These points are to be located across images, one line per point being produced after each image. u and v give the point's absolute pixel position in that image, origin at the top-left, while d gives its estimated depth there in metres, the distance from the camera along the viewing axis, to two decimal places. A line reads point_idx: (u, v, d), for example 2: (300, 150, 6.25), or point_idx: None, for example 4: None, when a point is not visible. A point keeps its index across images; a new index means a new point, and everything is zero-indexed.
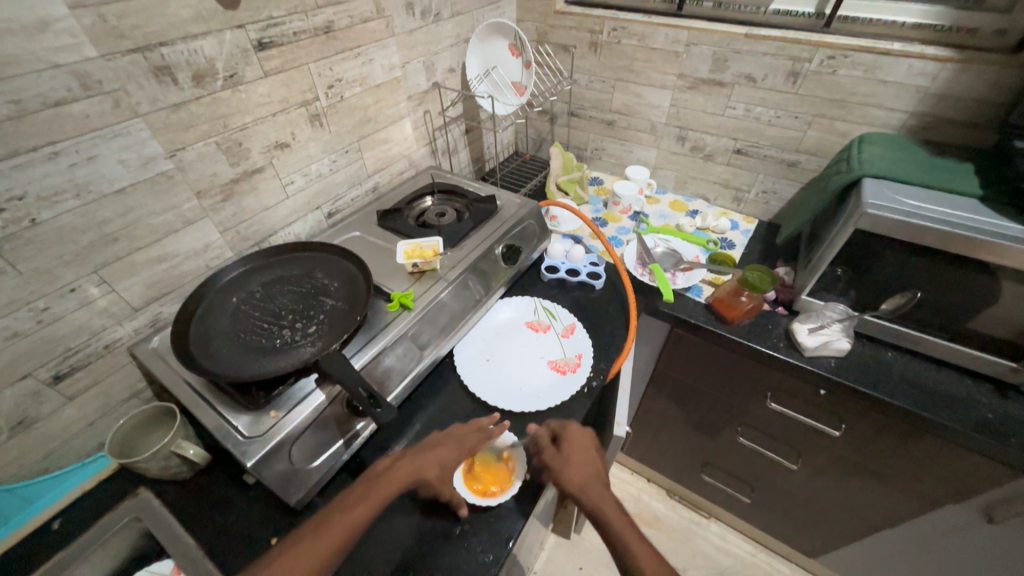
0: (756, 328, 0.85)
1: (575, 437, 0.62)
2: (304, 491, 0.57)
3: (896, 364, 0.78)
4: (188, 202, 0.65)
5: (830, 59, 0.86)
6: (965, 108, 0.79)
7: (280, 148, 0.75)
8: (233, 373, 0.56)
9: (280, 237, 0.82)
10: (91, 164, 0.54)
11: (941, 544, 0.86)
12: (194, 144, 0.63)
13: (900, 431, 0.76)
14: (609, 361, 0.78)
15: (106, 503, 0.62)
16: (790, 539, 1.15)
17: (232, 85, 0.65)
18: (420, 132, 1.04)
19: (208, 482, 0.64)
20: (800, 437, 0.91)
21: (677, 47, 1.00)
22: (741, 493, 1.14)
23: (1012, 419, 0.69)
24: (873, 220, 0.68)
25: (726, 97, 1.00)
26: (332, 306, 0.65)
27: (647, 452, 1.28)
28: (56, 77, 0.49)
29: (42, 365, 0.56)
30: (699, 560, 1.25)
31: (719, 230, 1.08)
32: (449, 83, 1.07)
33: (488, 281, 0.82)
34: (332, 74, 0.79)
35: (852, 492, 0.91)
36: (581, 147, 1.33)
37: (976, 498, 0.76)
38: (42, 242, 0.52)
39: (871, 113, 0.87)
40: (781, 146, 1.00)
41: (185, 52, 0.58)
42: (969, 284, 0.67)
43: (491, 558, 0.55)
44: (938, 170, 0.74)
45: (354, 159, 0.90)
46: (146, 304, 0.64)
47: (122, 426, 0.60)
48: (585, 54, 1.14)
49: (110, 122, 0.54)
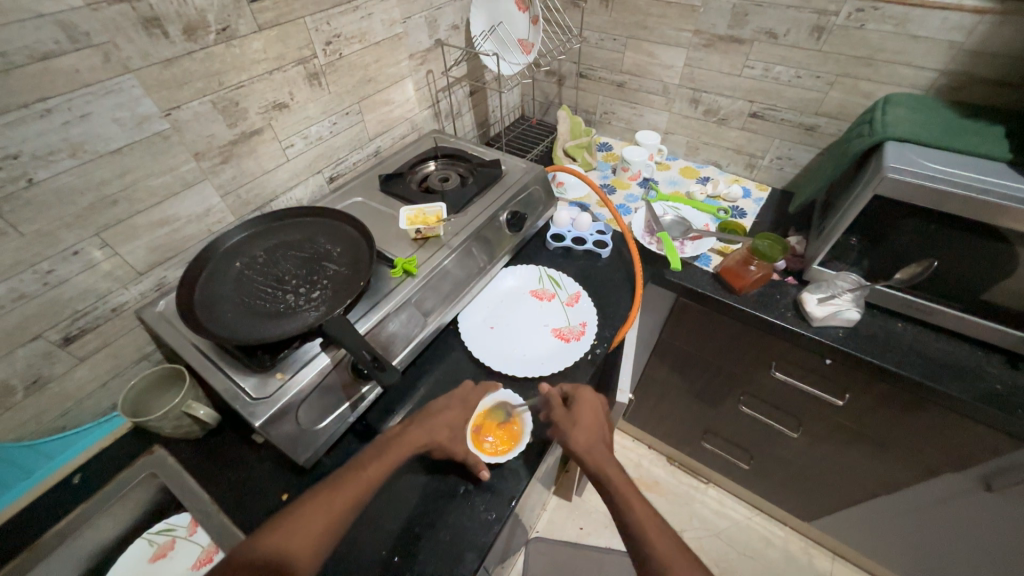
0: (764, 298, 0.84)
1: (587, 400, 0.62)
2: (311, 451, 0.58)
3: (906, 335, 0.77)
4: (186, 164, 0.64)
5: (858, 12, 0.80)
6: (1000, 65, 0.75)
7: (278, 109, 0.73)
8: (238, 336, 0.56)
9: (281, 202, 0.81)
10: (85, 122, 0.52)
11: (936, 510, 0.88)
12: (189, 103, 0.61)
13: (905, 401, 0.76)
14: (613, 329, 0.78)
15: (123, 460, 0.64)
16: (786, 504, 1.17)
17: (226, 39, 0.62)
18: (422, 93, 1.00)
19: (219, 441, 0.66)
20: (803, 406, 0.91)
21: (694, 0, 0.94)
22: (741, 460, 1.16)
23: (1020, 390, 0.69)
24: (893, 184, 0.65)
25: (744, 55, 0.95)
26: (336, 271, 0.65)
27: (649, 419, 1.29)
28: (42, 29, 0.47)
29: (52, 326, 0.56)
30: (696, 522, 1.29)
31: (730, 197, 1.05)
32: (452, 41, 1.02)
33: (493, 248, 0.81)
34: (330, 30, 0.75)
35: (851, 460, 0.92)
36: (590, 110, 1.28)
37: (975, 467, 0.76)
38: (41, 203, 0.51)
39: (898, 71, 0.82)
40: (800, 108, 0.95)
41: (175, 3, 0.56)
42: (988, 253, 0.65)
43: (494, 516, 0.57)
44: (966, 133, 0.70)
45: (355, 121, 0.87)
46: (150, 268, 0.65)
47: (133, 387, 0.61)
48: (596, 9, 1.08)
49: (102, 77, 0.52)
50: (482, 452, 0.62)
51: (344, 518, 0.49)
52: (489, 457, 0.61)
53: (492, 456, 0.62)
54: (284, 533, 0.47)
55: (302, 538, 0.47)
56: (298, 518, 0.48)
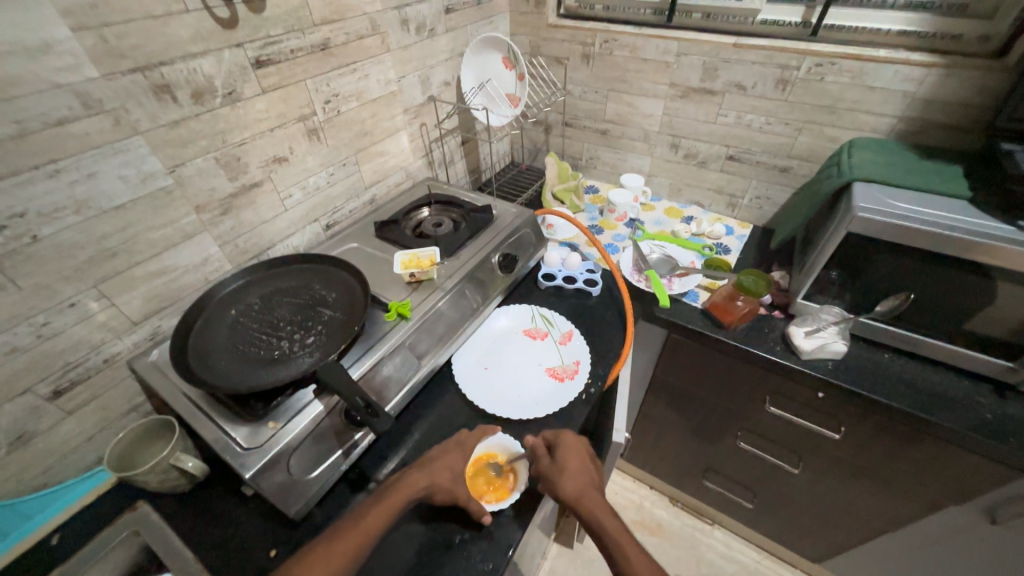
0: (753, 332, 0.86)
1: (571, 445, 0.61)
2: (302, 503, 0.57)
3: (893, 365, 0.79)
4: (186, 216, 0.66)
5: (817, 67, 0.87)
6: (951, 112, 0.81)
7: (278, 163, 0.76)
8: (232, 385, 0.56)
9: (278, 250, 0.83)
10: (91, 181, 0.55)
11: (946, 547, 0.85)
12: (193, 159, 0.64)
13: (900, 432, 0.76)
14: (607, 367, 0.79)
15: (105, 518, 0.62)
16: (795, 545, 1.13)
17: (231, 102, 0.66)
18: (416, 144, 1.05)
19: (207, 495, 0.64)
20: (801, 440, 0.91)
21: (668, 57, 1.02)
22: (744, 499, 1.13)
23: (1010, 418, 0.70)
24: (864, 223, 0.69)
25: (717, 105, 1.02)
26: (330, 316, 0.66)
27: (648, 458, 1.27)
28: (58, 97, 0.50)
29: (42, 380, 0.56)
30: (703, 568, 1.24)
31: (714, 235, 1.09)
32: (444, 96, 1.09)
33: (485, 289, 0.83)
34: (329, 90, 0.80)
35: (854, 495, 0.91)
36: (576, 156, 1.35)
37: (978, 499, 0.75)
38: (42, 258, 0.53)
39: (859, 118, 0.89)
40: (772, 152, 1.01)
41: (185, 71, 0.60)
42: (962, 285, 0.68)
43: (491, 567, 0.55)
44: (926, 174, 0.75)
45: (351, 172, 0.91)
46: (145, 318, 0.65)
47: (119, 441, 0.60)
48: (578, 65, 1.16)
49: (111, 139, 0.55)
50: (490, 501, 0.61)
51: (344, 574, 0.48)
52: (497, 504, 0.61)
53: (500, 502, 0.61)
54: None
55: None
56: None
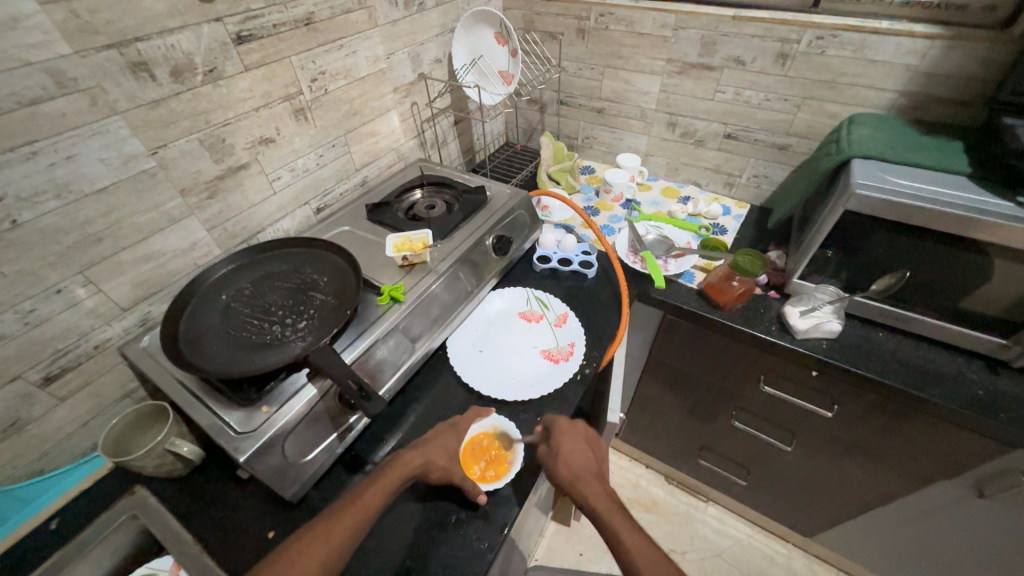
0: (748, 313, 0.86)
1: (567, 430, 0.62)
2: (299, 485, 0.58)
3: (888, 343, 0.79)
4: (172, 200, 0.65)
5: (818, 40, 0.85)
6: (954, 85, 0.79)
7: (264, 144, 0.75)
8: (223, 370, 0.56)
9: (268, 234, 0.82)
10: (70, 163, 0.53)
11: (933, 520, 0.87)
12: (176, 141, 0.63)
13: (893, 410, 0.77)
14: (602, 348, 0.79)
15: (103, 503, 0.62)
16: (787, 520, 1.16)
17: (212, 80, 0.64)
18: (407, 124, 1.03)
19: (204, 479, 0.64)
20: (794, 418, 0.91)
21: (665, 31, 0.99)
22: (738, 476, 1.15)
23: (1002, 395, 0.70)
24: (862, 201, 0.68)
25: (715, 81, 0.99)
26: (322, 300, 0.65)
27: (644, 438, 1.28)
28: (31, 76, 0.48)
29: (31, 367, 0.55)
30: (697, 543, 1.26)
31: (711, 215, 1.07)
32: (435, 74, 1.06)
33: (480, 272, 0.82)
34: (315, 68, 0.78)
35: (846, 471, 0.92)
36: (572, 135, 1.32)
37: (967, 473, 0.76)
38: (25, 243, 0.52)
39: (860, 93, 0.87)
40: (771, 129, 0.99)
41: (163, 47, 0.58)
42: (958, 263, 0.68)
43: (487, 545, 0.56)
44: (926, 150, 0.73)
45: (341, 153, 0.89)
46: (135, 304, 0.64)
47: (114, 427, 0.60)
48: (573, 41, 1.13)
49: (89, 120, 0.53)
50: (493, 480, 0.62)
51: (344, 548, 0.49)
52: (500, 480, 0.61)
53: (503, 478, 0.62)
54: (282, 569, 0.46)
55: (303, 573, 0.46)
56: (297, 550, 0.48)
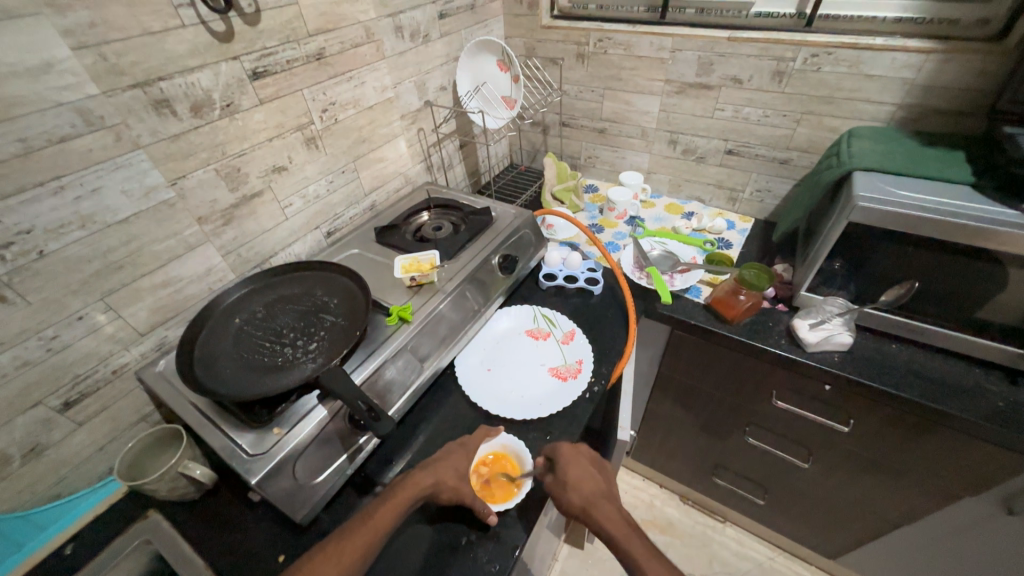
0: (757, 326, 0.85)
1: (571, 457, 0.60)
2: (309, 508, 0.57)
3: (901, 355, 0.78)
4: (189, 228, 0.67)
5: (813, 58, 0.87)
6: (952, 97, 0.80)
7: (277, 172, 0.77)
8: (236, 392, 0.57)
9: (280, 258, 0.84)
10: (95, 196, 0.56)
11: (962, 539, 0.84)
12: (194, 171, 0.65)
13: (911, 423, 0.75)
14: (610, 365, 0.78)
15: (116, 528, 0.62)
16: (809, 541, 1.12)
17: (229, 113, 0.67)
18: (414, 149, 1.06)
19: (216, 503, 0.64)
20: (810, 434, 0.90)
21: (663, 54, 1.02)
22: (755, 495, 1.12)
23: (1023, 406, 0.68)
24: (865, 212, 0.68)
25: (714, 99, 1.01)
26: (332, 322, 0.67)
27: (657, 456, 1.26)
28: (61, 115, 0.51)
29: (52, 393, 0.57)
30: (716, 566, 1.22)
31: (715, 230, 1.08)
32: (440, 101, 1.10)
33: (487, 291, 0.83)
34: (326, 99, 0.81)
35: (866, 488, 0.89)
36: (575, 155, 1.35)
37: (993, 489, 0.74)
38: (50, 272, 0.54)
39: (859, 107, 0.88)
40: (771, 144, 1.00)
41: (183, 85, 0.61)
42: (968, 272, 0.67)
43: (498, 568, 0.55)
44: (928, 161, 0.74)
45: (351, 178, 0.92)
46: (152, 329, 0.66)
47: (129, 450, 0.62)
48: (573, 66, 1.16)
49: (113, 154, 0.56)
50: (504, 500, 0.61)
51: (354, 570, 0.49)
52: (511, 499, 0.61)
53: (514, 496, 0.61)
54: None
55: None
56: (309, 569, 0.48)
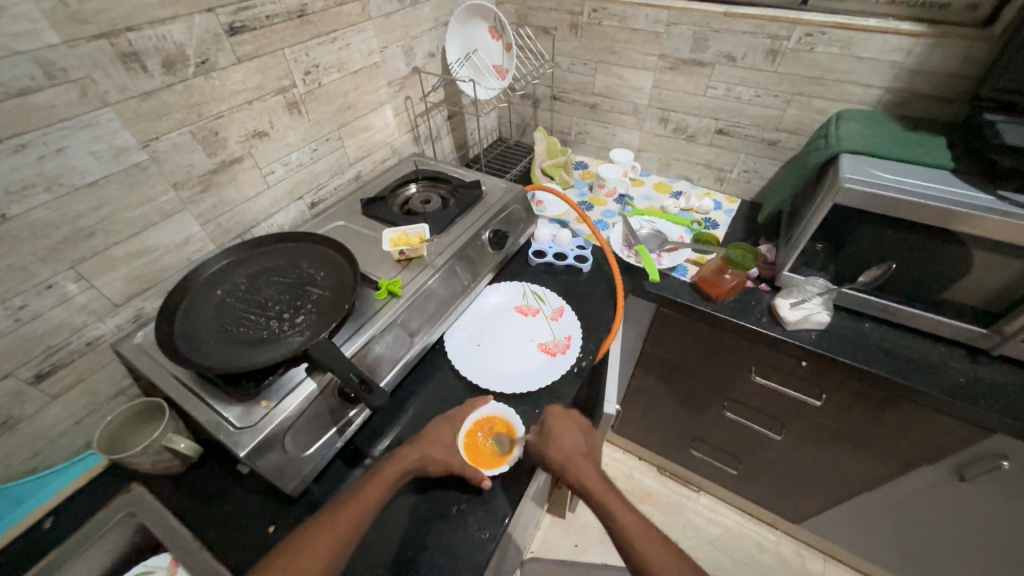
0: (740, 305, 0.87)
1: (558, 415, 0.63)
2: (299, 480, 0.57)
3: (874, 334, 0.81)
4: (165, 194, 0.64)
5: (807, 37, 0.87)
6: (938, 82, 0.81)
7: (258, 137, 0.74)
8: (221, 365, 0.55)
9: (262, 229, 0.81)
10: (61, 156, 0.52)
11: (916, 504, 0.90)
12: (168, 134, 0.62)
13: (879, 398, 0.79)
14: (597, 341, 0.80)
15: (97, 502, 0.61)
16: (777, 508, 1.19)
17: (205, 72, 0.63)
18: (401, 119, 1.02)
19: (202, 477, 0.64)
20: (784, 408, 0.94)
21: (658, 27, 1.00)
22: (728, 466, 1.18)
23: (982, 382, 0.73)
24: (850, 194, 0.70)
25: (707, 77, 1.00)
26: (320, 295, 0.65)
27: (638, 430, 1.30)
28: (18, 65, 0.47)
29: (23, 364, 0.54)
30: (690, 532, 1.29)
31: (703, 210, 1.09)
32: (429, 68, 1.06)
33: (476, 267, 0.82)
34: (309, 60, 0.77)
35: (833, 459, 0.95)
36: (565, 130, 1.33)
37: (948, 458, 0.79)
38: (14, 238, 0.50)
39: (847, 89, 0.88)
40: (761, 125, 1.01)
41: (154, 38, 0.57)
42: (940, 255, 0.70)
43: (488, 535, 0.56)
44: (911, 145, 0.75)
45: (335, 147, 0.89)
46: (128, 300, 0.63)
47: (110, 423, 0.60)
48: (566, 36, 1.13)
49: (79, 112, 0.52)
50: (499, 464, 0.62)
51: (348, 540, 0.50)
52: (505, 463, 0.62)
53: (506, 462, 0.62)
54: (289, 561, 0.47)
55: (309, 563, 0.47)
56: (300, 546, 0.49)
